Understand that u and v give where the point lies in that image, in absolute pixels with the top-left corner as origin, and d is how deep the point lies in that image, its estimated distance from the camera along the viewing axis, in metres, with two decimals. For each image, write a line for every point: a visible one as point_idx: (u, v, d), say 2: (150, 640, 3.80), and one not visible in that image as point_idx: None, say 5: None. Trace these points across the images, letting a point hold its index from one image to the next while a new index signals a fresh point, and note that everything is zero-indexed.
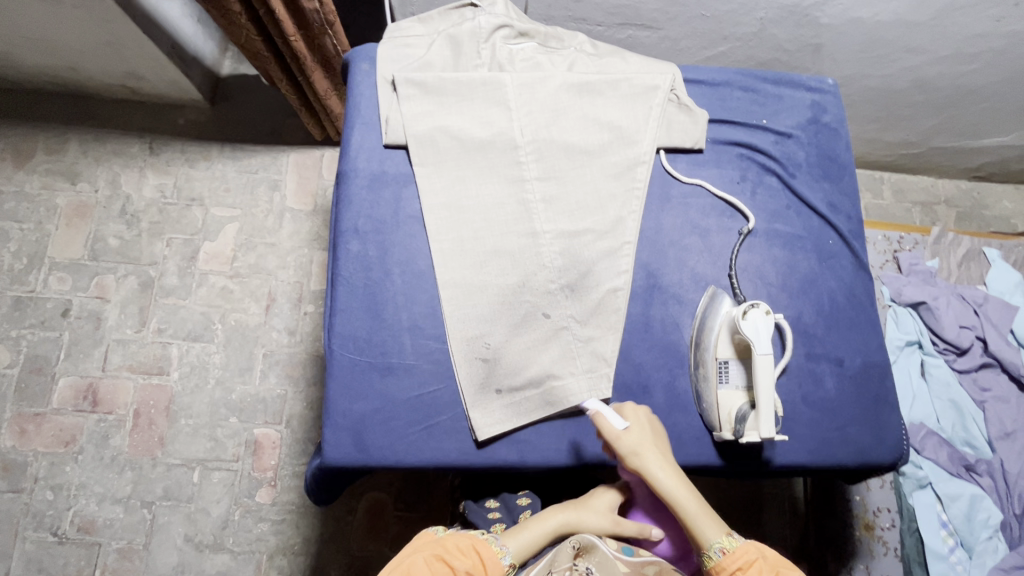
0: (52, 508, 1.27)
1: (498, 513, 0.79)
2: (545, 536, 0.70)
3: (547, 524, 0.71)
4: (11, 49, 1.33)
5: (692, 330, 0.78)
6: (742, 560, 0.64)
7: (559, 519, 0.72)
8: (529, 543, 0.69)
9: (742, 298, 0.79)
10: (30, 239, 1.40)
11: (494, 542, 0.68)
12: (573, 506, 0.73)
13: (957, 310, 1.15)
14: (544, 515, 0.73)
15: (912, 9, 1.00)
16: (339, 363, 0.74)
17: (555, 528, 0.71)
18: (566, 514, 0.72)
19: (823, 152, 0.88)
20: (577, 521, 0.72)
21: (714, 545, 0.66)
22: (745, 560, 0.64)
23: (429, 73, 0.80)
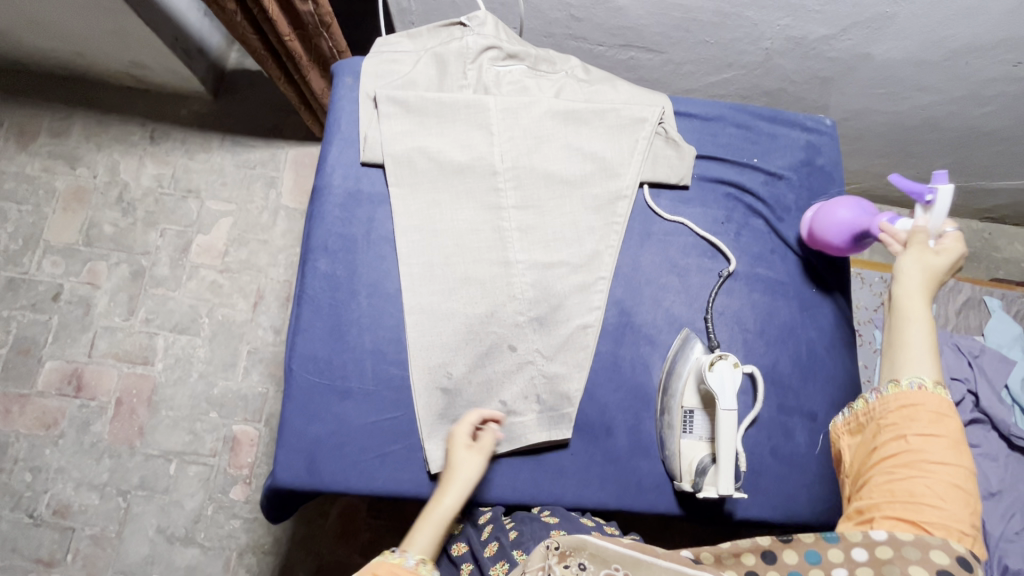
0: (30, 490, 1.28)
1: (460, 516, 0.74)
2: (445, 524, 0.64)
3: (441, 510, 0.64)
4: (18, 32, 1.33)
5: (660, 378, 0.77)
6: (902, 404, 0.53)
7: (454, 500, 0.65)
8: (434, 537, 0.63)
9: (715, 345, 0.76)
10: (27, 220, 1.41)
11: (393, 555, 0.60)
12: (452, 479, 0.66)
13: (951, 360, 1.11)
14: (435, 501, 0.65)
15: (923, 48, 0.96)
16: (297, 383, 0.73)
17: (454, 510, 0.65)
18: (459, 492, 0.65)
19: (814, 195, 0.85)
20: (462, 487, 0.66)
21: (911, 376, 0.54)
22: (911, 410, 0.52)
23: (411, 92, 0.79)
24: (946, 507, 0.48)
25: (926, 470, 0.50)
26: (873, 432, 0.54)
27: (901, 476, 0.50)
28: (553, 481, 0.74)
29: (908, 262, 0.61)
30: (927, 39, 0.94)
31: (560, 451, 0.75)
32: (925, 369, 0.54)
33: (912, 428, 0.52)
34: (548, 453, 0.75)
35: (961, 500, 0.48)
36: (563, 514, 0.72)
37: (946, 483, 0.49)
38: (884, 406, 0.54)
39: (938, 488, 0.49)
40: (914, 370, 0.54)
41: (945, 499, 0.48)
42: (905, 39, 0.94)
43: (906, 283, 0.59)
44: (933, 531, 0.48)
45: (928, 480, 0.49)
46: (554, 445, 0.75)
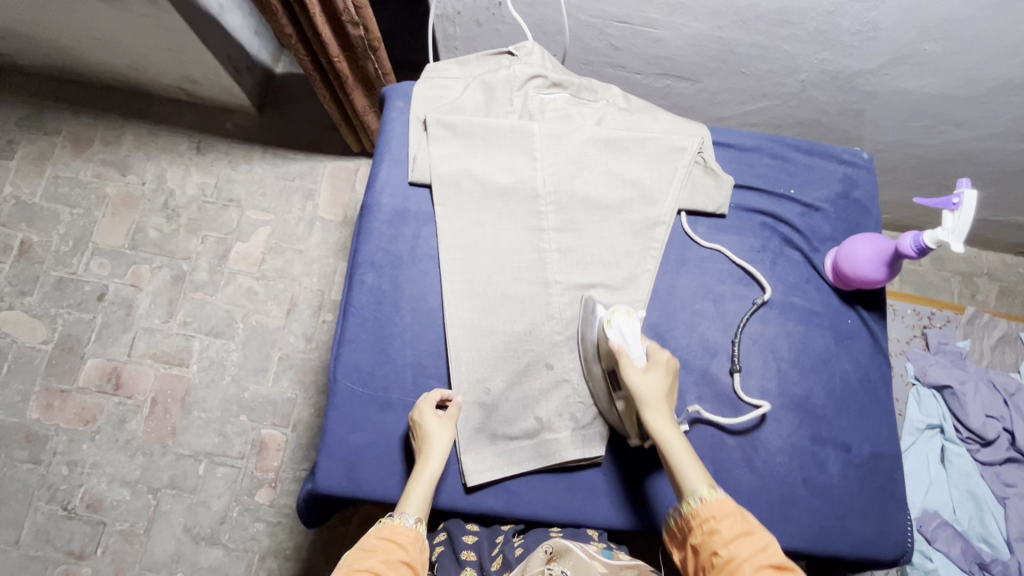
0: (65, 483, 1.32)
1: (478, 528, 0.76)
2: (432, 485, 0.70)
3: (427, 472, 0.70)
4: (83, 47, 1.41)
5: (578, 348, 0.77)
6: (717, 511, 0.61)
7: (437, 462, 0.70)
8: (425, 499, 0.69)
9: (739, 369, 0.78)
10: (78, 223, 1.48)
11: (392, 518, 0.66)
12: (428, 446, 0.70)
13: (986, 398, 1.10)
14: (419, 464, 0.70)
15: (960, 85, 0.97)
16: (341, 392, 0.76)
17: (438, 472, 0.70)
18: (439, 455, 0.70)
19: (850, 227, 0.86)
20: (436, 447, 0.70)
21: (694, 492, 0.63)
22: (722, 511, 0.61)
23: (459, 116, 0.82)
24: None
25: (762, 541, 0.59)
26: (700, 553, 0.61)
27: (747, 566, 0.57)
28: (586, 500, 0.75)
29: (647, 386, 0.69)
30: (963, 77, 0.95)
31: (593, 471, 0.76)
32: (711, 486, 0.64)
33: (737, 525, 0.60)
34: (581, 471, 0.76)
35: (787, 558, 0.59)
36: (570, 533, 0.73)
37: (774, 553, 0.59)
38: (706, 524, 0.61)
39: (767, 565, 0.57)
40: (696, 486, 0.63)
41: (783, 569, 0.57)
42: (943, 75, 0.95)
43: (666, 430, 0.67)
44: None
45: (762, 566, 0.57)
46: (588, 464, 0.76)
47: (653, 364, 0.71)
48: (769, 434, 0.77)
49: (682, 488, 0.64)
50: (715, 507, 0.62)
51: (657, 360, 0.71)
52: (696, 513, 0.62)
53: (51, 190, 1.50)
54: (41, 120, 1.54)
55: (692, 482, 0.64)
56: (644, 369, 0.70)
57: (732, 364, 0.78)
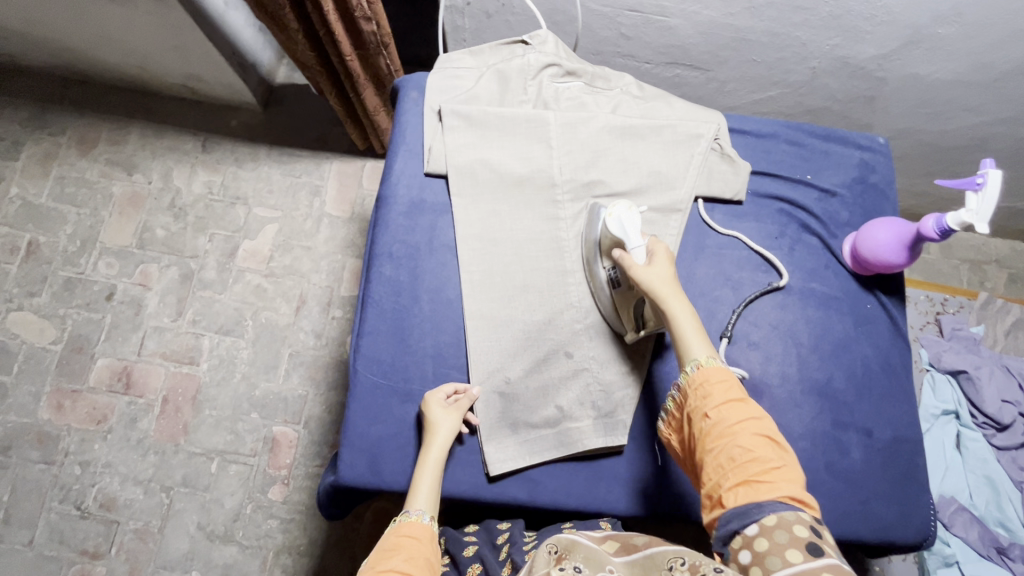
0: (78, 483, 1.31)
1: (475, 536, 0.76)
2: (439, 474, 0.71)
3: (432, 460, 0.71)
4: (87, 46, 1.41)
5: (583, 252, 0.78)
6: (712, 379, 0.63)
7: (442, 451, 0.71)
8: (434, 491, 0.70)
9: (728, 334, 0.78)
10: (85, 223, 1.47)
11: (408, 515, 0.66)
12: (434, 436, 0.71)
13: (1001, 383, 1.10)
14: (424, 453, 0.72)
15: (973, 69, 0.96)
16: (361, 383, 0.76)
17: (443, 460, 0.72)
18: (444, 445, 0.71)
19: (868, 212, 0.86)
20: (441, 436, 0.71)
21: (692, 361, 0.65)
22: (717, 379, 0.63)
23: (474, 106, 0.82)
24: (776, 449, 0.58)
25: (755, 413, 0.61)
26: (693, 420, 0.63)
27: (737, 432, 0.59)
28: (608, 488, 0.75)
29: (652, 275, 0.69)
30: (977, 61, 0.94)
31: (614, 459, 0.76)
32: (711, 357, 0.66)
33: (730, 393, 0.62)
34: (603, 460, 0.76)
35: (783, 435, 0.61)
36: (582, 527, 0.72)
37: (768, 425, 0.60)
38: (700, 390, 0.63)
39: (758, 433, 0.59)
40: (696, 356, 0.65)
41: (776, 442, 0.59)
42: (956, 60, 0.95)
43: (675, 310, 0.68)
44: (785, 489, 0.55)
45: (754, 434, 0.59)
46: (610, 453, 0.76)
47: (652, 256, 0.71)
48: (791, 419, 0.77)
49: (682, 358, 0.66)
50: (711, 376, 0.64)
51: (657, 252, 0.71)
52: (691, 380, 0.64)
53: (57, 190, 1.49)
54: (47, 120, 1.54)
55: (693, 353, 0.66)
56: (645, 263, 0.71)
57: (723, 338, 0.78)
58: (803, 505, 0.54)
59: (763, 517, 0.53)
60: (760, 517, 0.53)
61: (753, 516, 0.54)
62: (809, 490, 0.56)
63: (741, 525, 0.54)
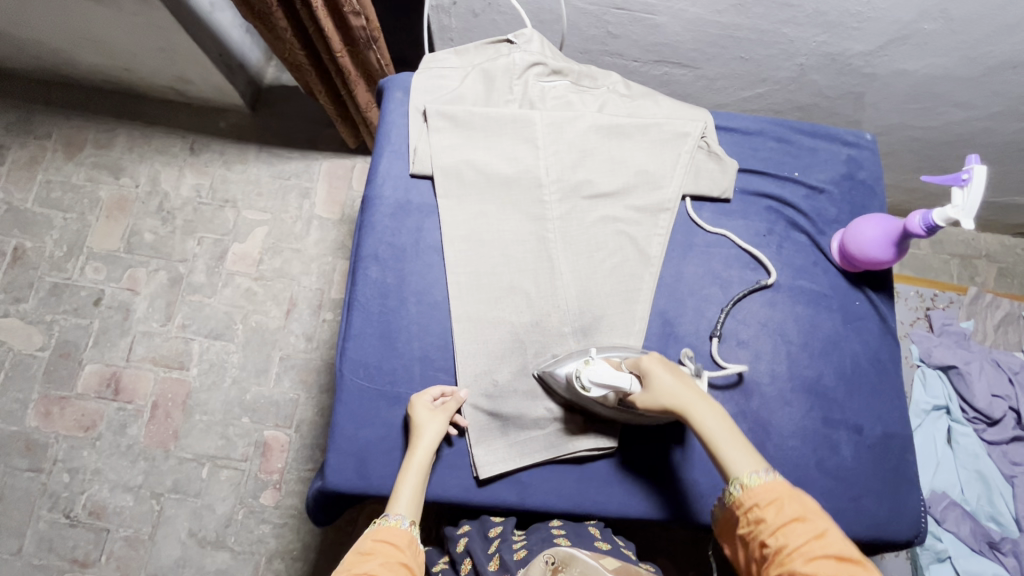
0: (67, 491, 1.30)
1: (469, 527, 0.76)
2: (423, 478, 0.70)
3: (416, 463, 0.71)
4: (71, 48, 1.39)
5: (567, 393, 0.73)
6: (761, 498, 0.58)
7: (426, 454, 0.70)
8: (415, 495, 0.69)
9: (718, 333, 0.78)
10: (72, 228, 1.46)
11: (388, 519, 0.66)
12: (418, 439, 0.70)
13: (991, 377, 1.10)
14: (409, 456, 0.71)
15: (960, 65, 0.96)
16: (348, 387, 0.75)
17: (428, 464, 0.71)
18: (429, 447, 0.71)
19: (856, 209, 0.86)
20: (425, 440, 0.70)
21: (736, 479, 0.61)
22: (766, 497, 0.58)
23: (459, 106, 0.81)
24: (844, 571, 0.52)
25: (818, 528, 0.55)
26: (749, 546, 0.58)
27: (797, 556, 0.53)
28: (599, 489, 0.75)
29: (660, 394, 0.67)
30: (964, 56, 0.94)
31: (605, 460, 0.75)
32: (756, 467, 0.61)
33: (783, 512, 0.56)
34: (593, 461, 0.75)
35: (854, 548, 0.54)
36: (575, 535, 0.71)
37: (833, 541, 0.54)
38: (751, 512, 0.58)
39: (824, 555, 0.53)
40: (739, 471, 0.61)
41: (845, 561, 0.53)
42: (943, 55, 0.95)
43: (700, 422, 0.65)
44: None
45: (817, 557, 0.53)
46: (599, 454, 0.75)
47: (646, 378, 0.68)
48: (781, 418, 0.77)
49: (727, 476, 0.62)
50: (760, 493, 0.59)
51: (650, 371, 0.68)
52: (739, 501, 0.59)
53: (43, 195, 1.47)
54: (32, 124, 1.52)
55: (734, 468, 0.62)
56: (643, 388, 0.68)
57: (712, 334, 0.78)
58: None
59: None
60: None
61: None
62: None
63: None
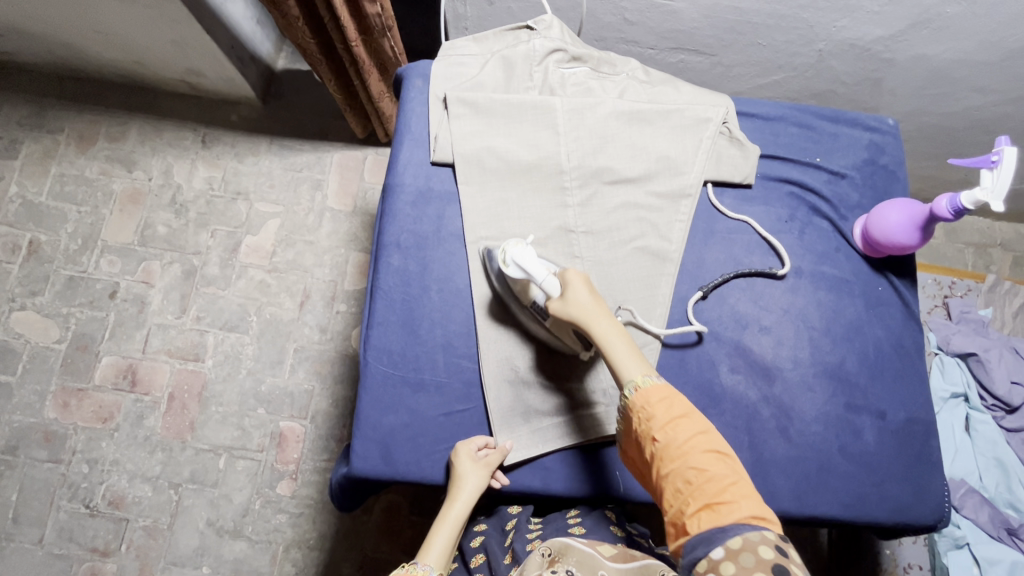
0: (86, 481, 1.31)
1: (485, 526, 0.78)
2: (457, 531, 0.72)
3: (453, 515, 0.72)
4: (83, 42, 1.39)
5: (495, 280, 0.76)
6: (652, 398, 0.63)
7: (463, 507, 0.71)
8: (446, 548, 0.71)
9: (705, 290, 0.79)
10: (86, 221, 1.46)
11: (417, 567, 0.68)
12: (459, 492, 0.71)
13: (1011, 364, 1.10)
14: (447, 506, 0.72)
15: (982, 49, 0.95)
16: (372, 374, 0.76)
17: (464, 517, 0.72)
18: (468, 502, 0.71)
19: (877, 194, 0.85)
20: (464, 495, 0.71)
21: (630, 382, 0.65)
22: (655, 397, 0.63)
23: (480, 93, 0.81)
24: (725, 462, 0.59)
25: (701, 426, 0.62)
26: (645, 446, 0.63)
27: (688, 454, 0.60)
28: (623, 475, 0.75)
29: (573, 306, 0.69)
30: (987, 40, 0.93)
31: None
32: (647, 371, 0.66)
33: (674, 410, 0.62)
34: (618, 447, 0.76)
35: (727, 443, 0.62)
36: (591, 525, 0.72)
37: (714, 438, 0.61)
38: (643, 413, 0.63)
39: (709, 450, 0.60)
40: (632, 376, 0.66)
41: (723, 454, 0.60)
42: (965, 39, 0.93)
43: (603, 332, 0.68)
44: (743, 506, 0.56)
45: (705, 452, 0.60)
46: None
47: (567, 286, 0.70)
48: (804, 404, 0.77)
49: (620, 380, 0.66)
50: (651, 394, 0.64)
51: (570, 281, 0.70)
52: (632, 403, 0.64)
53: (57, 188, 1.48)
54: (44, 118, 1.52)
55: (629, 372, 0.66)
56: (561, 296, 0.70)
57: (699, 290, 0.79)
58: (760, 519, 0.55)
59: (728, 539, 0.54)
60: (725, 540, 0.54)
61: (718, 539, 0.54)
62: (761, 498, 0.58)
63: (706, 550, 0.54)
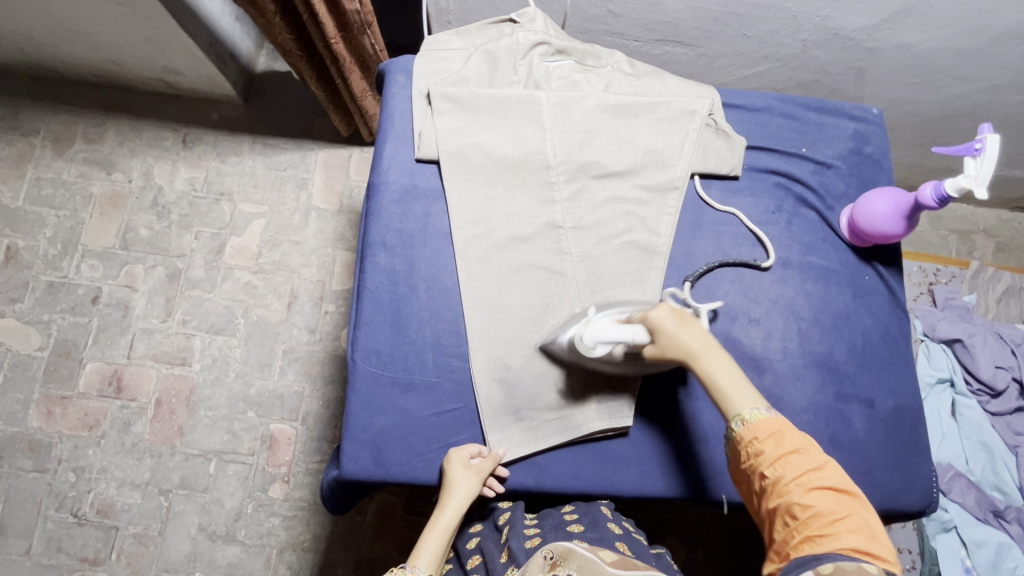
0: (74, 490, 1.29)
1: (479, 527, 0.78)
2: (447, 539, 0.72)
3: (442, 523, 0.72)
4: (56, 41, 1.35)
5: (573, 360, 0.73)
6: (761, 431, 0.59)
7: (454, 514, 0.72)
8: (437, 553, 0.70)
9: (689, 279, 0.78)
10: (65, 225, 1.43)
11: (405, 571, 0.68)
12: (450, 496, 0.71)
13: (994, 349, 1.11)
14: (436, 515, 0.72)
15: (963, 37, 0.95)
16: (361, 376, 0.75)
17: (454, 523, 0.72)
18: (458, 507, 0.71)
19: (862, 183, 0.86)
20: (457, 502, 0.71)
21: (737, 417, 0.61)
22: (765, 431, 0.59)
23: (464, 88, 0.80)
24: (838, 499, 0.55)
25: (818, 461, 0.57)
26: (750, 477, 0.59)
27: (796, 487, 0.56)
28: (615, 469, 0.75)
29: (668, 345, 0.65)
30: (967, 28, 0.93)
31: (620, 440, 0.76)
32: (757, 404, 0.61)
33: (784, 444, 0.58)
34: (608, 441, 0.76)
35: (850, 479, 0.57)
36: (589, 520, 0.73)
37: (830, 473, 0.56)
38: (751, 446, 0.59)
39: (822, 486, 0.56)
40: (740, 410, 0.61)
41: (838, 490, 0.56)
42: (946, 27, 0.94)
43: (707, 367, 0.64)
44: (846, 541, 0.52)
45: (815, 487, 0.56)
46: (614, 434, 0.76)
47: (656, 332, 0.66)
48: (793, 394, 0.77)
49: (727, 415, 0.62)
50: (759, 428, 0.60)
51: (661, 325, 0.66)
52: (738, 437, 0.60)
53: (34, 193, 1.44)
54: (18, 120, 1.48)
55: (737, 406, 0.62)
56: (653, 342, 0.67)
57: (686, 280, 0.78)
58: (868, 558, 0.51)
59: (822, 566, 0.51)
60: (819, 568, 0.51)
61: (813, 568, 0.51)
62: (877, 541, 0.53)
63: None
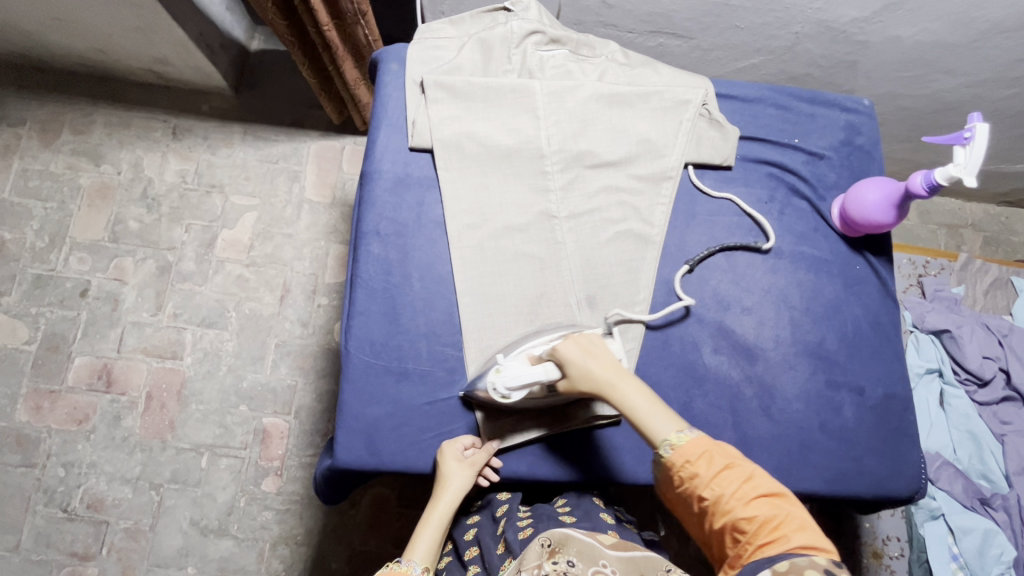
0: (63, 485, 1.27)
1: (477, 518, 0.77)
2: (441, 531, 0.73)
3: (436, 517, 0.73)
4: (41, 30, 1.33)
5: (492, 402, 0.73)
6: (691, 454, 0.60)
7: (448, 507, 0.72)
8: (431, 545, 0.72)
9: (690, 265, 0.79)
10: (53, 218, 1.41)
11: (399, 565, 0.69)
12: (444, 488, 0.72)
13: (982, 340, 1.13)
14: (429, 508, 0.73)
15: (953, 30, 0.96)
16: (354, 364, 0.75)
17: (447, 516, 0.73)
18: (451, 500, 0.72)
19: (853, 174, 0.86)
20: (450, 493, 0.72)
21: (664, 442, 0.62)
22: (695, 453, 0.60)
23: (458, 77, 0.80)
24: (776, 503, 0.57)
25: (747, 471, 0.59)
26: (690, 501, 0.60)
27: (736, 501, 0.57)
28: (610, 457, 0.76)
29: (581, 382, 0.67)
30: (958, 21, 0.94)
31: (614, 428, 0.76)
32: (677, 426, 0.63)
33: (714, 462, 0.59)
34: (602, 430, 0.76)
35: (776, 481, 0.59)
36: (581, 512, 0.73)
37: (761, 481, 0.59)
38: (685, 470, 0.60)
39: (758, 495, 0.57)
40: (665, 435, 0.62)
41: (773, 495, 0.57)
42: (936, 20, 0.94)
43: (624, 399, 0.66)
44: (795, 539, 0.54)
45: (751, 497, 0.57)
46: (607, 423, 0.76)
47: (564, 366, 0.67)
48: (785, 382, 0.78)
49: (654, 442, 0.63)
50: (688, 450, 0.61)
51: (568, 357, 0.67)
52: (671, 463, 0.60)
53: (20, 184, 1.42)
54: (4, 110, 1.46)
55: (660, 433, 0.63)
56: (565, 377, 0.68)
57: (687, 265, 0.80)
58: (815, 552, 0.53)
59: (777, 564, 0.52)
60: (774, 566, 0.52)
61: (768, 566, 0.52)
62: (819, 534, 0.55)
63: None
